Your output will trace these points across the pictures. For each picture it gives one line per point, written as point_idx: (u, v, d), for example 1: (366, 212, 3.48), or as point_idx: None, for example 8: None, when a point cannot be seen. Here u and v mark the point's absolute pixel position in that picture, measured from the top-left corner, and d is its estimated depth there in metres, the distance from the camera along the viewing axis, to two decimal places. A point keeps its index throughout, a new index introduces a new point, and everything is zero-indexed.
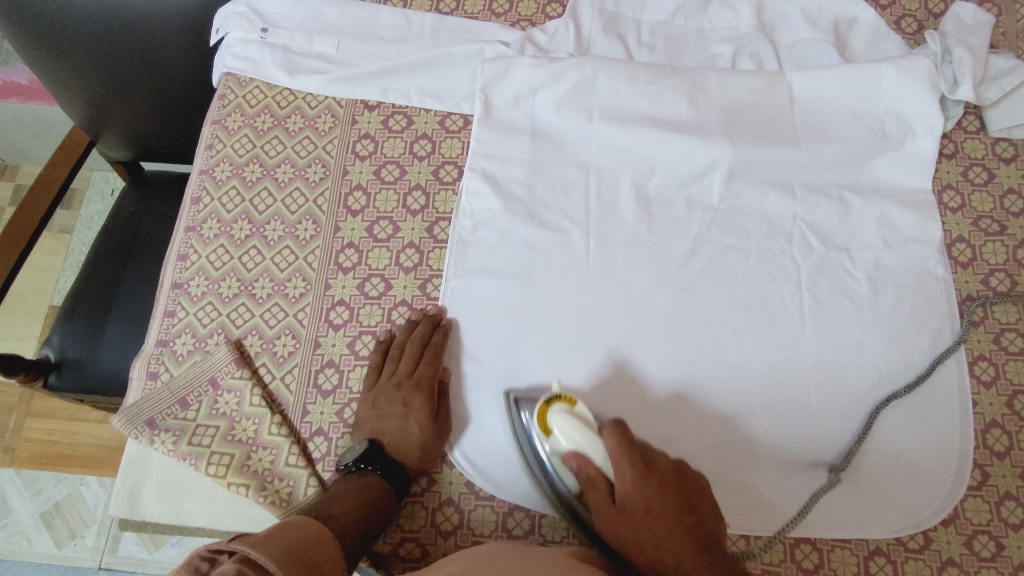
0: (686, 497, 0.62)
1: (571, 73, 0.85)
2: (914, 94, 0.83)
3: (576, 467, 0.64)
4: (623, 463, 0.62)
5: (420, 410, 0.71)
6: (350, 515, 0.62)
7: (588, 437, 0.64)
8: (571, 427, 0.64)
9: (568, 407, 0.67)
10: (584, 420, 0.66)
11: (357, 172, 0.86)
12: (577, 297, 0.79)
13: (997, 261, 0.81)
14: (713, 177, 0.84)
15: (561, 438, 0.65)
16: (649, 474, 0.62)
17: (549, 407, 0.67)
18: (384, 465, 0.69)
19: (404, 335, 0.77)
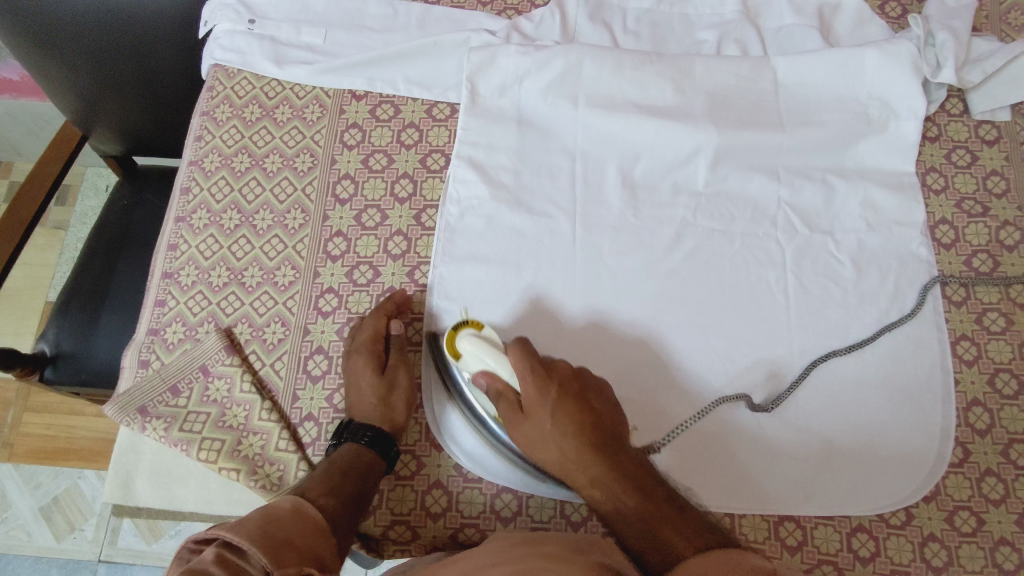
0: (587, 399, 0.66)
1: (556, 60, 0.85)
2: (897, 77, 0.84)
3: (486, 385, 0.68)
4: (524, 375, 0.65)
5: (369, 373, 0.73)
6: (328, 486, 0.66)
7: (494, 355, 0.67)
8: (477, 347, 0.67)
9: (477, 331, 0.69)
10: (491, 340, 0.69)
11: (345, 161, 0.86)
12: (564, 283, 0.80)
13: (979, 242, 0.82)
14: (698, 163, 0.84)
15: (470, 361, 0.68)
16: (549, 380, 0.66)
17: (457, 333, 0.69)
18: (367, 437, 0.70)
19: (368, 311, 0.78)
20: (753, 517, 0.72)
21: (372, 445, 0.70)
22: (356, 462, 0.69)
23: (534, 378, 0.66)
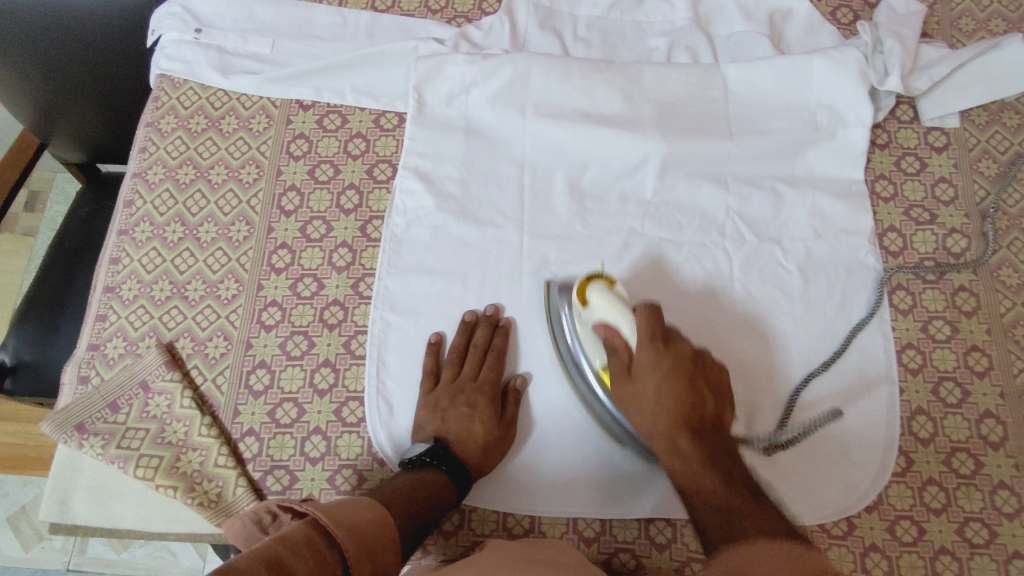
0: (699, 379, 0.66)
1: (504, 69, 0.85)
2: (844, 85, 0.83)
3: (606, 337, 0.69)
4: (644, 338, 0.66)
5: (481, 410, 0.72)
6: (408, 505, 0.63)
7: (624, 314, 0.68)
8: (609, 304, 0.68)
9: (607, 285, 0.70)
10: (621, 298, 0.70)
11: (291, 172, 0.86)
12: (511, 294, 0.80)
13: (926, 249, 0.82)
14: (645, 172, 0.84)
15: (595, 311, 0.69)
16: (670, 351, 0.67)
17: (590, 282, 0.71)
18: (452, 468, 0.69)
19: (461, 337, 0.76)
20: None
21: (455, 476, 0.69)
22: (439, 490, 0.67)
23: (649, 348, 0.66)
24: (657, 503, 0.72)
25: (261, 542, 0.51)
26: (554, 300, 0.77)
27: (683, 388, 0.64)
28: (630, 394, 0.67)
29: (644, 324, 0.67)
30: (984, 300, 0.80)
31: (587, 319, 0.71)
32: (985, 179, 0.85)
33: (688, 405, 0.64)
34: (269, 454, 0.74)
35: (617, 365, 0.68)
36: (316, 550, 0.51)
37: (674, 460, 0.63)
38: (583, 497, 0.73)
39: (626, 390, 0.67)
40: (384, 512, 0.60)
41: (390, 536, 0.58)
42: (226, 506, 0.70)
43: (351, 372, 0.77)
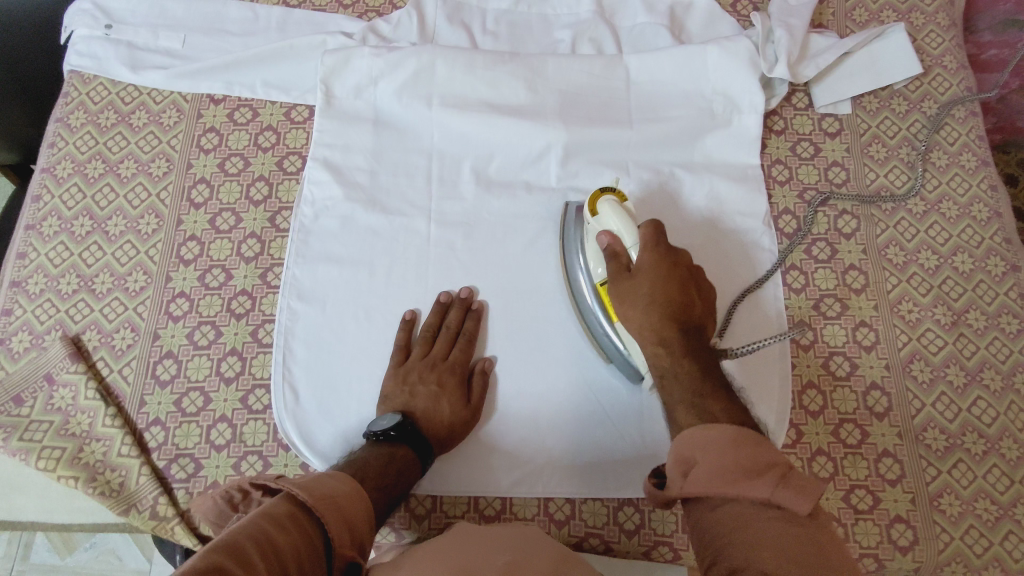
0: (691, 287, 0.67)
1: (409, 62, 0.87)
2: (737, 73, 0.87)
3: (608, 245, 0.70)
4: (648, 244, 0.67)
5: (450, 392, 0.74)
6: (379, 480, 0.64)
7: (633, 225, 0.70)
8: (618, 214, 0.70)
9: (618, 200, 0.73)
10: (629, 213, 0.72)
11: (201, 165, 0.86)
12: (416, 280, 0.81)
13: (819, 230, 0.85)
14: (549, 160, 0.86)
15: (604, 220, 0.72)
16: (669, 259, 0.67)
17: (602, 196, 0.74)
18: (418, 443, 0.70)
19: (434, 316, 0.78)
20: (593, 502, 0.75)
21: (423, 452, 0.70)
22: (409, 465, 0.68)
23: (652, 255, 0.67)
24: (559, 486, 0.75)
25: (247, 519, 0.51)
26: (570, 220, 0.81)
27: (675, 291, 0.65)
28: (625, 286, 0.67)
29: (646, 237, 0.68)
30: (872, 278, 0.83)
31: (595, 228, 0.73)
32: (875, 163, 0.88)
33: (680, 303, 0.65)
34: (175, 442, 0.74)
35: (616, 266, 0.69)
36: (302, 526, 0.52)
37: (659, 348, 0.64)
38: (493, 481, 0.75)
39: (617, 292, 0.68)
40: (359, 483, 0.61)
41: (367, 507, 0.60)
42: (128, 495, 0.72)
43: (258, 360, 0.78)
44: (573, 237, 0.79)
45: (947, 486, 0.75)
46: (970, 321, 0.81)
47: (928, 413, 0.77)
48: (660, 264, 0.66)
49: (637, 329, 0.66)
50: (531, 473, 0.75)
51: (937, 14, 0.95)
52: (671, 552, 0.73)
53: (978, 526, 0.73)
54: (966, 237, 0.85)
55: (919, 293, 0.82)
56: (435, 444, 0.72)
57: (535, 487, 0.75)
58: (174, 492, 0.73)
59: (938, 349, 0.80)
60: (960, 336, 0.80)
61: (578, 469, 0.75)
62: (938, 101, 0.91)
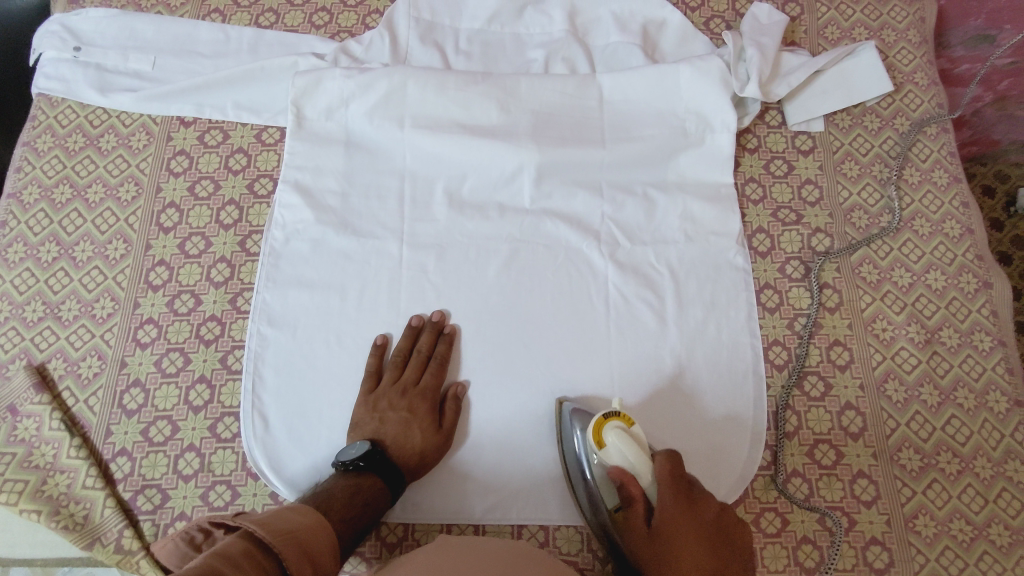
0: (724, 548, 0.63)
1: (380, 83, 0.86)
2: (709, 93, 0.87)
3: (622, 486, 0.66)
4: (668, 494, 0.64)
5: (421, 418, 0.73)
6: (345, 511, 0.64)
7: (647, 463, 0.66)
8: (629, 445, 0.66)
9: (625, 425, 0.68)
10: (638, 440, 0.67)
11: (170, 189, 0.85)
12: (388, 304, 0.80)
13: (793, 249, 0.85)
14: (522, 180, 0.86)
15: (611, 455, 0.67)
16: (693, 506, 0.64)
17: (606, 422, 0.68)
18: (387, 471, 0.69)
19: (405, 341, 0.77)
20: (567, 528, 0.74)
21: (392, 481, 0.69)
22: (377, 495, 0.67)
23: (675, 503, 0.64)
24: (532, 511, 0.74)
25: (197, 559, 0.49)
26: (564, 423, 0.74)
27: (705, 549, 0.63)
28: (651, 550, 0.64)
29: (669, 477, 0.65)
30: (846, 297, 0.83)
31: (602, 464, 0.68)
32: (848, 180, 0.88)
33: (716, 566, 0.62)
34: (142, 472, 0.73)
35: (635, 518, 0.65)
36: (258, 562, 0.51)
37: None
38: (466, 508, 0.74)
39: (643, 555, 0.64)
40: (320, 516, 0.60)
41: (329, 539, 0.59)
42: (92, 528, 0.71)
43: (227, 388, 0.77)
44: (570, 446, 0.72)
45: (922, 506, 0.74)
46: (944, 339, 0.81)
47: (902, 433, 0.77)
48: (686, 532, 0.63)
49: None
50: (505, 499, 0.75)
51: (908, 31, 0.96)
52: None
53: (954, 547, 0.73)
54: (938, 254, 0.85)
55: (892, 311, 0.82)
56: (405, 471, 0.71)
57: (512, 514, 0.74)
58: (140, 524, 0.72)
59: (912, 367, 0.80)
60: (934, 355, 0.80)
61: (552, 496, 0.75)
62: (910, 118, 0.91)
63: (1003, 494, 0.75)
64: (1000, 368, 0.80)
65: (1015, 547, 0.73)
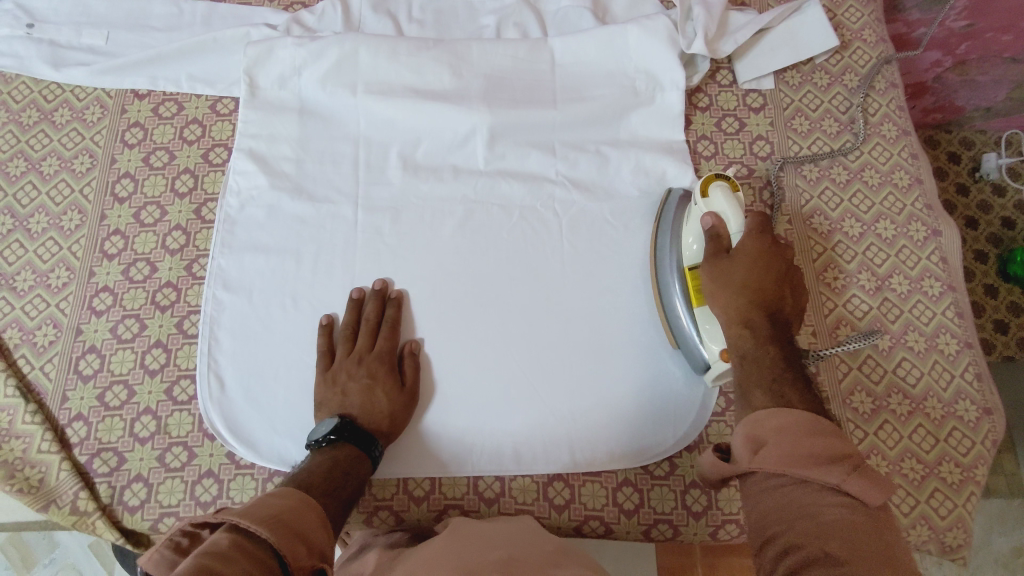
0: (786, 286, 0.67)
1: (331, 50, 0.86)
2: (658, 51, 0.88)
3: (710, 227, 0.71)
4: (754, 229, 0.68)
5: (382, 380, 0.73)
6: (324, 485, 0.63)
7: (740, 215, 0.71)
8: (730, 202, 0.71)
9: (730, 187, 0.74)
10: (738, 202, 0.73)
11: (125, 160, 0.86)
12: (345, 265, 0.81)
13: (744, 203, 0.86)
14: (475, 142, 0.86)
15: (714, 204, 0.73)
16: (773, 253, 0.68)
17: (714, 181, 0.74)
18: (358, 437, 0.69)
19: (351, 315, 0.77)
20: (523, 479, 0.75)
21: (364, 445, 0.69)
22: (353, 461, 0.67)
23: (762, 243, 0.68)
24: (503, 468, 0.75)
25: (187, 561, 0.45)
26: (671, 201, 0.82)
27: (770, 280, 0.67)
28: (721, 265, 0.69)
29: (753, 221, 0.69)
30: (798, 247, 0.84)
31: (701, 210, 0.74)
32: (798, 135, 0.90)
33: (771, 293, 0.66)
34: (98, 436, 0.74)
35: (714, 247, 0.70)
36: (250, 553, 0.48)
37: (742, 331, 0.66)
38: (438, 469, 0.75)
39: (709, 265, 0.70)
40: (303, 496, 0.58)
41: (318, 517, 0.57)
42: (47, 490, 0.71)
43: (183, 352, 0.77)
44: (671, 217, 0.80)
45: (873, 447, 0.75)
46: (894, 285, 0.82)
47: (855, 377, 0.78)
48: (760, 257, 0.67)
49: (723, 311, 0.68)
50: (469, 458, 0.75)
51: None
52: (602, 526, 0.74)
53: (905, 485, 0.74)
54: (888, 204, 0.86)
55: (843, 260, 0.83)
56: (376, 433, 0.71)
57: (482, 470, 0.75)
58: (96, 487, 0.72)
59: (863, 313, 0.81)
60: (885, 301, 0.81)
61: (510, 455, 0.75)
62: (858, 74, 0.93)
63: (953, 432, 0.76)
64: (949, 312, 0.81)
65: (965, 483, 0.74)
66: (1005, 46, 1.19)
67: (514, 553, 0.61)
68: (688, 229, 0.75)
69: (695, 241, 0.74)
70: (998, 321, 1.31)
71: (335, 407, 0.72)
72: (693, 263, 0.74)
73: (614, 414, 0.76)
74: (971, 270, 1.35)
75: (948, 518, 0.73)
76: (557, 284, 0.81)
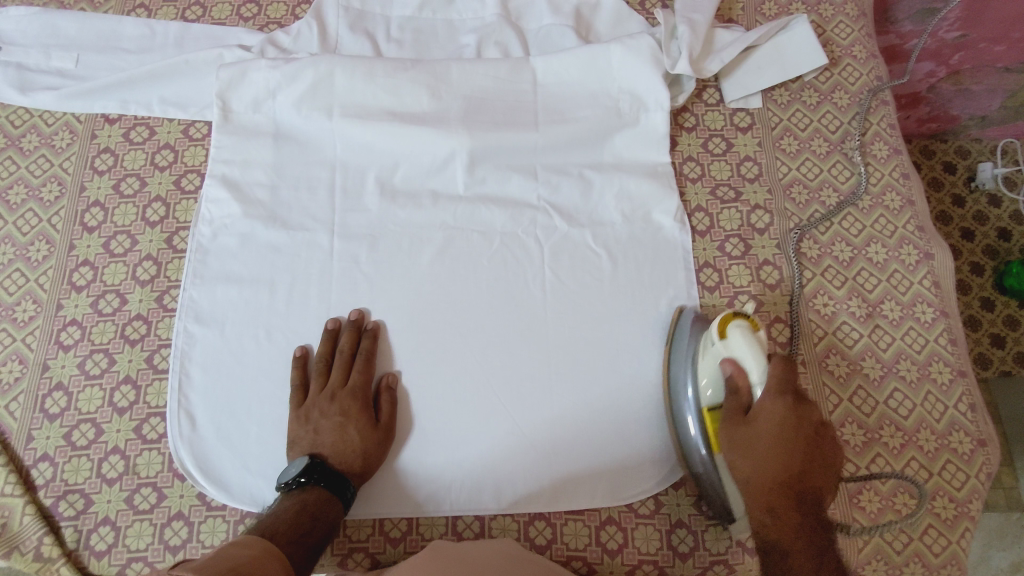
0: (815, 456, 0.62)
1: (306, 72, 0.84)
2: (642, 71, 0.86)
3: (729, 376, 0.66)
4: (774, 390, 0.63)
5: (355, 416, 0.71)
6: (290, 533, 0.61)
7: (761, 361, 0.65)
8: (749, 343, 0.65)
9: (750, 326, 0.68)
10: (760, 343, 0.67)
11: (95, 187, 0.84)
12: (320, 297, 0.78)
13: (732, 227, 0.84)
14: (455, 166, 0.84)
15: (732, 349, 0.66)
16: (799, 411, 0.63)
17: (733, 320, 0.68)
18: (331, 478, 0.67)
19: (326, 345, 0.75)
20: (503, 517, 0.73)
21: (338, 487, 0.67)
22: (323, 504, 0.65)
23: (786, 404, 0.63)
24: (479, 506, 0.72)
25: None
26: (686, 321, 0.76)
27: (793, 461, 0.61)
28: (739, 434, 0.64)
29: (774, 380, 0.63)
30: (787, 273, 0.81)
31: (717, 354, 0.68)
32: (787, 156, 0.87)
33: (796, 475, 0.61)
34: (64, 478, 0.71)
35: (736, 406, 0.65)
36: None
37: (766, 516, 0.61)
38: (410, 506, 0.73)
39: (728, 441, 0.64)
40: (265, 545, 0.56)
41: (282, 566, 0.55)
42: (10, 535, 0.69)
43: (153, 388, 0.75)
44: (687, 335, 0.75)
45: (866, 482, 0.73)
46: (885, 312, 0.80)
47: (845, 408, 0.76)
48: (783, 431, 0.62)
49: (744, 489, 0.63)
50: (446, 495, 0.73)
51: (845, 4, 0.95)
52: (585, 566, 0.72)
53: (898, 522, 0.71)
54: (879, 227, 0.84)
55: (833, 286, 0.81)
56: (352, 473, 0.69)
57: (457, 508, 0.72)
58: (61, 530, 0.70)
59: (854, 341, 0.78)
60: (876, 328, 0.79)
61: (489, 493, 0.73)
62: (848, 91, 0.90)
63: (947, 466, 0.73)
64: (942, 339, 0.79)
65: (960, 519, 0.71)
66: (997, 56, 1.17)
67: None
68: (702, 370, 0.70)
69: (710, 385, 0.68)
70: (995, 335, 1.29)
71: (309, 447, 0.70)
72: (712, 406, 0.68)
73: (597, 450, 0.74)
74: (967, 283, 1.33)
75: (942, 556, 0.70)
76: (537, 312, 0.78)
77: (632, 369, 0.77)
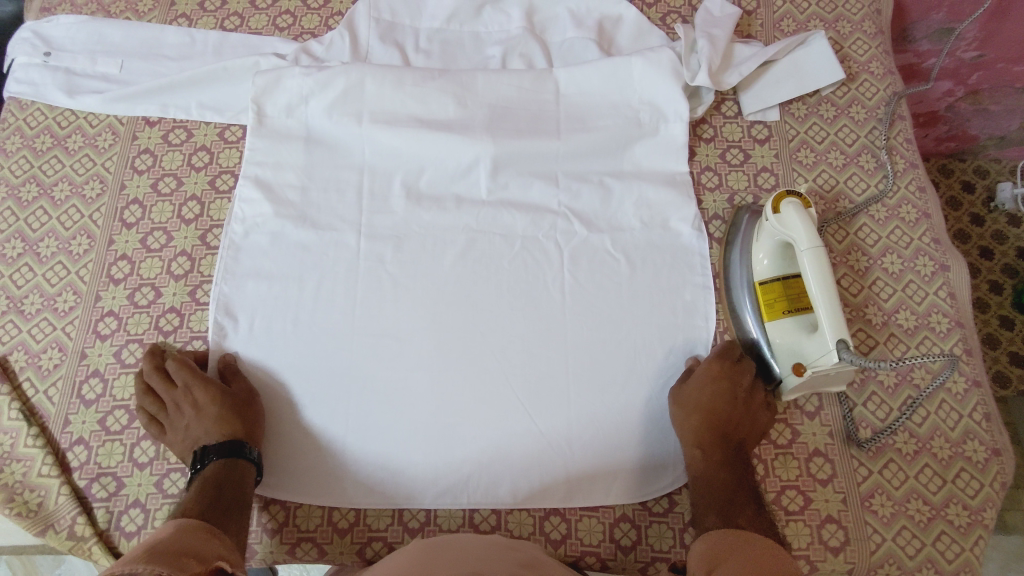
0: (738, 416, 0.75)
1: (338, 80, 0.87)
2: (662, 83, 0.88)
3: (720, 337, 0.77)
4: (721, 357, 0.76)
5: (205, 398, 0.73)
6: (203, 499, 0.66)
7: (808, 232, 0.72)
8: (800, 219, 0.73)
9: (803, 204, 0.75)
10: (811, 219, 0.74)
11: (134, 186, 0.87)
12: (344, 294, 0.81)
13: None
14: (478, 172, 0.87)
15: (784, 222, 0.74)
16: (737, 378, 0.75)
17: (786, 198, 0.76)
18: (221, 447, 0.70)
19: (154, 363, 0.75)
20: (519, 512, 0.75)
21: (232, 450, 0.70)
22: (224, 472, 0.69)
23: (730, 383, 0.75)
24: (496, 498, 0.75)
25: None
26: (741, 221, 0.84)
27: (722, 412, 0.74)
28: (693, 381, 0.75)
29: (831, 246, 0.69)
30: None
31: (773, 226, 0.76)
32: (804, 167, 0.89)
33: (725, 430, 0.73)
34: (97, 461, 0.74)
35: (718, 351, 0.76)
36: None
37: (698, 453, 0.73)
38: (427, 496, 0.75)
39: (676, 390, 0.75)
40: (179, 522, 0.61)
41: (201, 530, 0.61)
42: (45, 515, 0.72)
43: None
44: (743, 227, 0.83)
45: (878, 486, 0.74)
46: (900, 321, 0.81)
47: (859, 413, 0.77)
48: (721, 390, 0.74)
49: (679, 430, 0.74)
50: (464, 486, 0.75)
51: (863, 22, 0.97)
52: (598, 562, 0.74)
53: (910, 527, 0.72)
54: (895, 238, 0.85)
55: (849, 294, 0.83)
56: (243, 437, 0.72)
57: (475, 500, 0.75)
58: (94, 511, 0.73)
59: (869, 349, 0.80)
60: (891, 336, 0.80)
61: (505, 486, 0.75)
62: (865, 106, 0.92)
63: (961, 474, 0.74)
64: (958, 348, 0.80)
65: (973, 527, 0.72)
66: (1017, 76, 1.18)
67: (476, 569, 0.58)
68: (760, 244, 0.79)
69: (767, 257, 0.78)
70: (1014, 354, 1.29)
71: (202, 436, 0.72)
72: (763, 279, 0.78)
73: (612, 447, 0.76)
74: (984, 302, 1.33)
75: (955, 563, 0.71)
76: (554, 314, 0.80)
77: (647, 371, 0.79)
